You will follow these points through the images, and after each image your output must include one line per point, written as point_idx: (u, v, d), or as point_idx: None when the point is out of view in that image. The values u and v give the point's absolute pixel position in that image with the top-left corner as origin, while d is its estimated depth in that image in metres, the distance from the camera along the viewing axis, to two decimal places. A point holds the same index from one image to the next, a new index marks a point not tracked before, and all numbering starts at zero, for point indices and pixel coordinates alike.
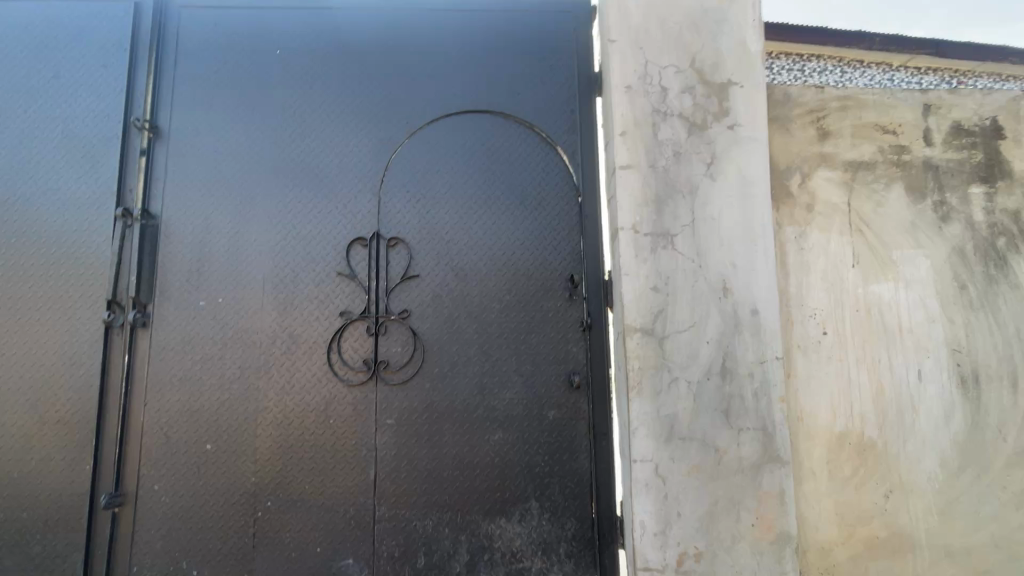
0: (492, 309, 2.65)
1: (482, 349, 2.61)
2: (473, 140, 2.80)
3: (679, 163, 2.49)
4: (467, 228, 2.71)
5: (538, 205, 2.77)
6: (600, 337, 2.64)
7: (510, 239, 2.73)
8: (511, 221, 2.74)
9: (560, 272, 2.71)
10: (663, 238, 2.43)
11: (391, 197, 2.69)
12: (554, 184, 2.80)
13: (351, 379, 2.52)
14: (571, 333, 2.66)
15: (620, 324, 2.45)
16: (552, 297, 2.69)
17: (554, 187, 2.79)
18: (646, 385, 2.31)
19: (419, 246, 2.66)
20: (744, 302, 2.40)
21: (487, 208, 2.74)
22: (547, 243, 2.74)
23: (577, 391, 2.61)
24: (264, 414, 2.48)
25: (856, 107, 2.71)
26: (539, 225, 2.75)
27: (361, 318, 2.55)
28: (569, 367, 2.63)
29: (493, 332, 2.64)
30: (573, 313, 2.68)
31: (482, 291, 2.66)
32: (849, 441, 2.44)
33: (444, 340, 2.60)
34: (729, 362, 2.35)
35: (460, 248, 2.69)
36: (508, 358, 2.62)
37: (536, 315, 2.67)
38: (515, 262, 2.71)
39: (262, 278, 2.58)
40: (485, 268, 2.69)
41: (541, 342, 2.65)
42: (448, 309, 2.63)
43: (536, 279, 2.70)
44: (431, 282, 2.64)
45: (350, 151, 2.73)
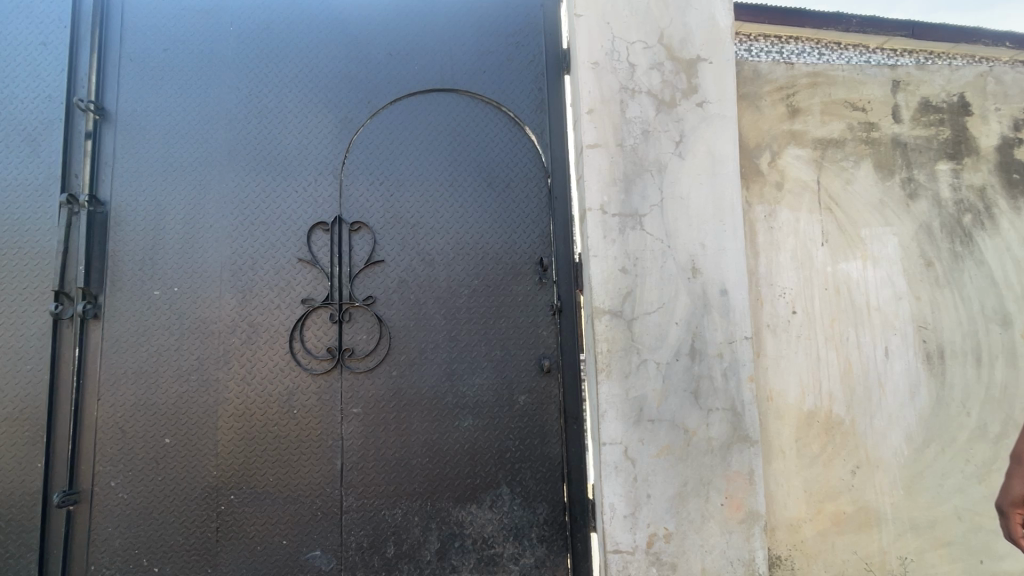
0: (460, 295, 2.59)
1: (450, 335, 2.56)
2: (438, 121, 2.71)
3: (647, 142, 2.44)
4: (434, 212, 2.64)
5: (506, 187, 2.71)
6: (571, 321, 2.61)
7: (478, 224, 2.66)
8: (478, 204, 2.68)
9: (529, 255, 2.67)
10: (631, 218, 2.38)
11: (353, 180, 2.60)
12: (522, 165, 2.74)
13: (315, 368, 2.45)
14: (541, 317, 2.62)
15: (589, 307, 2.42)
16: (522, 281, 2.64)
17: (523, 169, 2.73)
18: (615, 368, 2.28)
19: (384, 230, 2.59)
20: (714, 282, 2.38)
21: (454, 191, 2.67)
22: (516, 226, 2.69)
23: (547, 377, 2.58)
24: (225, 407, 2.40)
25: (826, 84, 2.68)
26: (508, 208, 2.69)
27: (324, 305, 2.47)
28: (539, 352, 2.60)
29: (461, 318, 2.58)
30: (543, 297, 2.64)
31: (450, 276, 2.60)
32: (817, 419, 2.45)
33: (412, 327, 2.54)
34: (698, 343, 2.33)
35: (426, 233, 2.62)
36: (477, 343, 2.57)
37: (506, 300, 2.62)
38: (483, 246, 2.65)
39: (219, 266, 2.48)
40: (452, 253, 2.62)
41: (510, 327, 2.60)
42: (415, 295, 2.56)
43: (505, 263, 2.65)
44: (397, 267, 2.57)
45: (310, 133, 2.62)
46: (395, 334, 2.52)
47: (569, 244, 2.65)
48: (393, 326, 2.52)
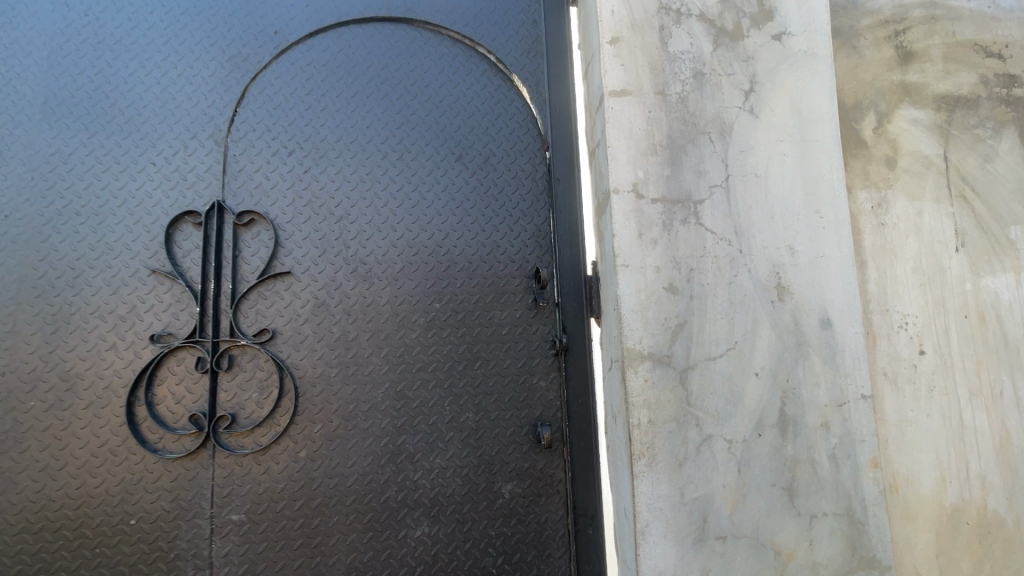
0: (410, 324, 1.69)
1: (395, 390, 1.64)
2: (382, 64, 1.82)
3: (702, 89, 1.57)
4: (372, 197, 1.73)
5: (483, 164, 1.83)
6: (581, 365, 1.71)
7: (439, 217, 1.77)
8: (441, 188, 1.79)
9: (518, 266, 1.78)
10: (681, 207, 1.51)
11: (245, 148, 1.69)
12: (508, 134, 1.86)
13: (169, 450, 1.50)
14: (535, 359, 1.73)
15: (612, 349, 1.52)
16: (506, 304, 1.75)
17: (509, 139, 1.86)
18: (660, 452, 1.39)
19: (293, 224, 1.67)
20: (812, 307, 1.51)
21: (404, 167, 1.77)
22: (499, 221, 1.80)
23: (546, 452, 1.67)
24: (13, 519, 1.46)
25: (948, 18, 1.84)
26: (485, 196, 1.81)
27: (188, 344, 1.54)
28: (533, 413, 1.70)
29: (413, 363, 1.67)
30: (538, 329, 1.75)
31: (396, 297, 1.70)
32: (965, 520, 1.58)
33: (335, 377, 1.62)
34: (790, 407, 1.45)
35: (358, 228, 1.71)
36: (436, 402, 1.66)
37: (482, 334, 1.72)
38: (447, 250, 1.75)
39: (18, 281, 1.55)
40: (401, 260, 1.72)
41: (488, 375, 1.70)
42: (340, 325, 1.65)
43: (481, 277, 1.75)
44: (312, 281, 1.65)
45: (179, 77, 1.70)
46: (305, 390, 1.59)
47: (577, 248, 1.77)
48: (303, 377, 1.60)
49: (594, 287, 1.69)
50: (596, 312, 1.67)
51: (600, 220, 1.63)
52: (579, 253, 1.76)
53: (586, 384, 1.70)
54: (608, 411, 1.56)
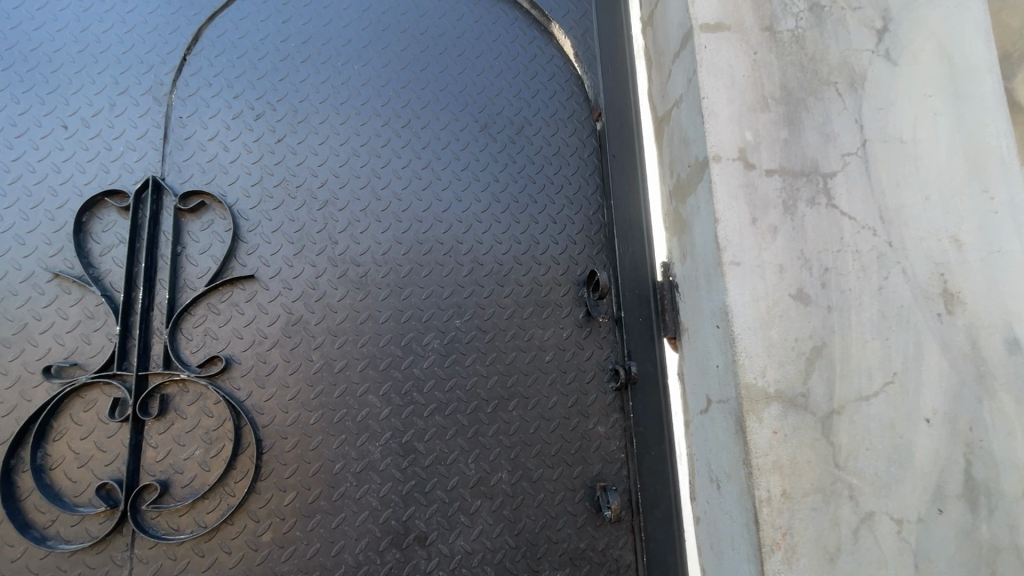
0: (421, 349, 1.24)
1: (399, 443, 1.18)
2: (383, 7, 1.39)
3: (821, 25, 1.16)
4: (369, 175, 1.29)
5: (516, 136, 1.40)
6: (651, 402, 1.26)
7: (459, 203, 1.33)
8: (461, 165, 1.35)
9: (564, 270, 1.35)
10: (805, 181, 1.07)
11: (195, 107, 1.23)
12: (547, 99, 1.44)
13: (69, 537, 1.03)
14: (590, 396, 1.29)
15: (711, 383, 1.08)
16: (549, 321, 1.31)
17: (548, 106, 1.44)
18: (804, 542, 0.93)
19: (259, 211, 1.21)
20: (993, 324, 1.06)
21: (412, 137, 1.33)
22: (536, 210, 1.37)
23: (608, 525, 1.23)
24: None
25: None
26: (518, 177, 1.38)
27: (100, 381, 1.08)
28: (588, 470, 1.25)
29: (425, 403, 1.21)
30: (592, 354, 1.31)
31: (402, 311, 1.24)
32: None
33: (315, 424, 1.16)
34: (981, 470, 0.99)
35: (349, 217, 1.26)
36: (457, 460, 1.20)
37: (519, 362, 1.27)
38: (470, 247, 1.31)
39: None
40: (408, 259, 1.27)
41: (527, 418, 1.25)
42: (324, 351, 1.19)
43: (515, 283, 1.31)
44: (284, 288, 1.19)
45: (108, 12, 1.25)
46: (272, 444, 1.12)
47: (642, 244, 1.33)
48: (269, 424, 1.13)
49: (671, 298, 1.25)
50: (673, 333, 1.24)
51: (681, 209, 1.21)
52: (645, 251, 1.33)
53: (660, 429, 1.25)
54: (701, 472, 1.12)
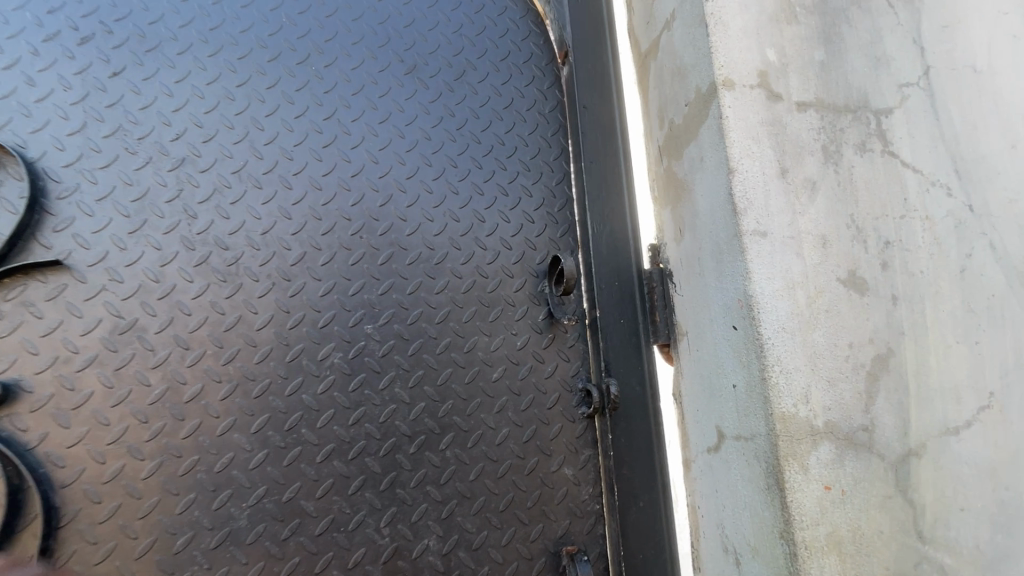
0: (315, 367, 0.92)
1: (278, 504, 0.86)
2: None
3: None
4: (246, 125, 0.98)
5: (454, 84, 1.10)
6: (632, 435, 0.94)
7: (375, 165, 1.03)
8: (376, 116, 1.05)
9: (513, 257, 1.05)
10: (850, 120, 0.75)
11: None
12: (495, 38, 1.14)
13: None
14: (553, 426, 0.98)
15: (719, 412, 0.77)
16: (497, 326, 1.01)
17: (496, 47, 1.14)
18: None
19: (77, 168, 0.90)
20: None
21: (312, 79, 1.03)
22: (480, 177, 1.08)
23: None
24: None
25: None
26: (455, 136, 1.08)
27: None
28: (548, 529, 0.94)
29: (318, 444, 0.89)
30: (555, 369, 1.01)
31: (288, 312, 0.93)
32: None
33: (148, 481, 0.84)
34: None
35: (215, 182, 0.95)
36: (363, 524, 0.89)
37: (455, 379, 0.97)
38: (390, 225, 1.01)
39: None
40: (300, 238, 0.97)
41: (464, 459, 0.94)
42: (166, 368, 0.87)
43: (447, 271, 1.02)
44: (109, 277, 0.88)
45: None
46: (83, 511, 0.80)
47: (619, 225, 1.03)
48: (75, 482, 0.81)
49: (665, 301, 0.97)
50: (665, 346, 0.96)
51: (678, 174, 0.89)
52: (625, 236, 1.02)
53: (649, 471, 0.93)
54: (710, 529, 0.81)
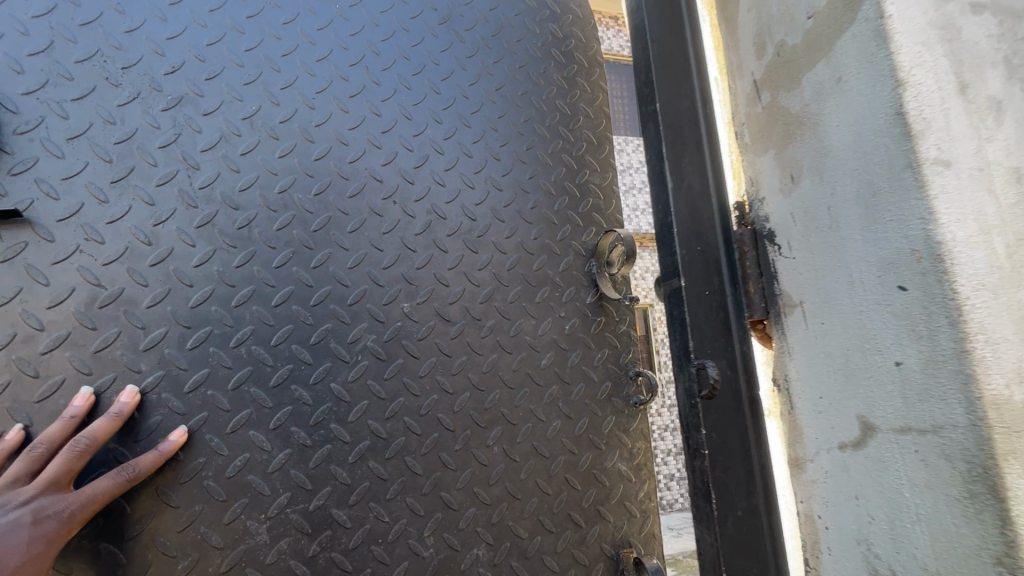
0: (347, 349, 1.10)
1: (304, 514, 1.02)
2: None
3: None
4: (299, 73, 1.19)
5: (485, 59, 1.34)
6: (728, 428, 0.78)
7: (413, 124, 1.25)
8: (417, 79, 1.27)
9: (537, 213, 1.31)
10: None
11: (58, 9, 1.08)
12: (514, 22, 1.40)
13: None
14: (605, 417, 1.25)
15: (859, 394, 0.62)
16: (543, 309, 1.26)
17: (516, 30, 1.40)
18: None
19: (131, 147, 1.07)
20: None
21: (364, 51, 1.25)
22: (515, 146, 1.33)
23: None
24: None
25: None
26: (484, 111, 1.31)
27: None
28: (605, 531, 1.19)
29: (352, 443, 1.07)
30: (602, 358, 1.28)
31: (311, 288, 1.11)
32: None
33: (185, 487, 0.98)
34: None
35: (260, 133, 1.14)
36: (405, 533, 1.06)
37: (502, 367, 1.19)
38: (431, 184, 1.23)
39: None
40: (334, 195, 1.16)
41: (514, 457, 1.16)
42: (205, 350, 1.03)
43: (484, 222, 1.26)
44: (135, 236, 1.04)
45: None
46: (151, 512, 0.96)
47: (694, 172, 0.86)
48: (150, 480, 0.96)
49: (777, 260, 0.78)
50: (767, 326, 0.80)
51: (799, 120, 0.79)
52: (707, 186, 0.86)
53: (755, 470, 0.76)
54: (845, 540, 0.65)
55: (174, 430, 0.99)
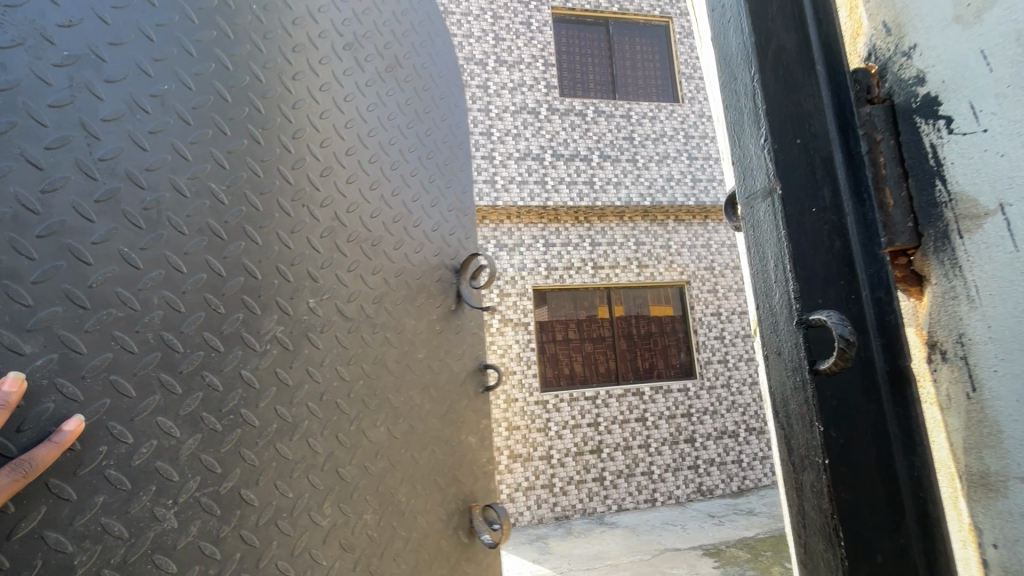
0: (257, 338, 1.08)
1: (215, 497, 0.97)
2: None
3: None
4: (209, 59, 1.10)
5: (369, 91, 1.50)
6: (862, 407, 0.66)
7: (319, 137, 1.31)
8: (322, 96, 1.34)
9: (397, 232, 1.49)
10: None
11: None
12: (386, 59, 1.58)
13: None
14: (453, 403, 1.55)
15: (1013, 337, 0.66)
16: (413, 308, 1.48)
17: (387, 66, 1.58)
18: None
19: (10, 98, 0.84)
20: None
21: (277, 56, 1.24)
22: (391, 170, 1.52)
23: (475, 558, 1.49)
24: None
25: None
26: (368, 134, 1.47)
27: None
28: (460, 490, 1.49)
29: (261, 427, 1.05)
30: (466, 349, 1.63)
31: (224, 277, 1.05)
32: None
33: (81, 483, 0.83)
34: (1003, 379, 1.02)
35: (167, 117, 1.02)
36: (307, 508, 1.10)
37: (388, 359, 1.37)
38: (333, 196, 1.31)
39: None
40: (248, 190, 1.11)
41: (395, 434, 1.33)
42: (107, 334, 0.89)
43: (370, 234, 1.40)
44: (20, 203, 0.83)
45: None
46: (42, 510, 0.79)
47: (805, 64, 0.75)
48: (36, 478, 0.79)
49: (950, 198, 0.72)
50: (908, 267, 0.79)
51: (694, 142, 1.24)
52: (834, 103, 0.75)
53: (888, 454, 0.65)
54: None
55: (69, 418, 0.82)
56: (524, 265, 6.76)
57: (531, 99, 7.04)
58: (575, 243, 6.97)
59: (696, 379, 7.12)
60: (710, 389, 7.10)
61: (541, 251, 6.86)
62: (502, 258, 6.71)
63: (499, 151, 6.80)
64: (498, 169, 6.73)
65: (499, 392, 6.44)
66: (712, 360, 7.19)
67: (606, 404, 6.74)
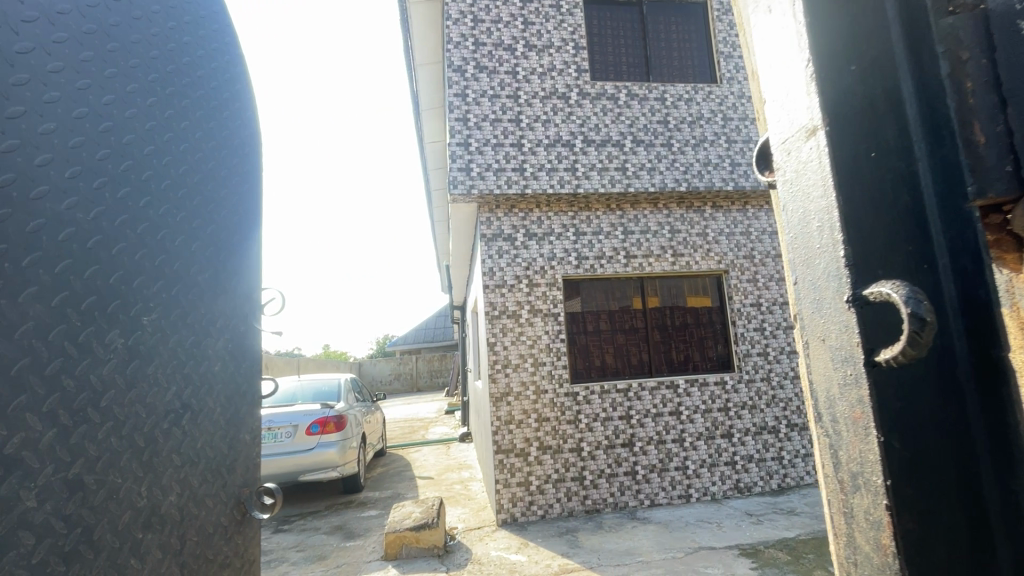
0: (102, 350, 1.12)
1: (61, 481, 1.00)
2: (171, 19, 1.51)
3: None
4: (85, 110, 1.17)
5: (207, 166, 1.54)
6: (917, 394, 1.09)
7: (157, 193, 1.34)
8: (173, 159, 1.41)
9: (191, 301, 1.40)
10: None
11: None
12: (224, 139, 1.64)
13: None
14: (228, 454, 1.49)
15: None
16: (173, 369, 1.31)
17: (223, 143, 1.63)
18: None
19: None
20: None
21: (140, 127, 1.32)
22: (197, 237, 1.45)
23: (246, 532, 1.55)
24: None
25: None
26: (193, 205, 1.46)
27: None
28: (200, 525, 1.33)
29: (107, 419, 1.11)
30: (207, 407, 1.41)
31: (82, 296, 1.09)
32: None
33: None
34: None
35: (57, 151, 1.09)
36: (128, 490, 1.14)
37: (183, 358, 1.35)
38: (152, 253, 1.30)
39: None
40: (81, 234, 1.11)
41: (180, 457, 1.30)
42: None
43: (173, 296, 1.34)
44: None
45: None
46: None
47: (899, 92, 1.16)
48: None
49: None
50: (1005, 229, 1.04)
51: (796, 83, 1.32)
52: (921, 119, 1.13)
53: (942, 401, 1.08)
54: None
55: None
56: (553, 254, 6.63)
57: (560, 84, 6.85)
58: (607, 232, 6.79)
59: (734, 372, 6.87)
60: (748, 384, 6.82)
61: (571, 240, 6.71)
62: (532, 247, 6.60)
63: (529, 138, 6.66)
64: (527, 156, 6.60)
65: (529, 383, 6.37)
66: (751, 352, 6.89)
67: (639, 396, 6.56)
